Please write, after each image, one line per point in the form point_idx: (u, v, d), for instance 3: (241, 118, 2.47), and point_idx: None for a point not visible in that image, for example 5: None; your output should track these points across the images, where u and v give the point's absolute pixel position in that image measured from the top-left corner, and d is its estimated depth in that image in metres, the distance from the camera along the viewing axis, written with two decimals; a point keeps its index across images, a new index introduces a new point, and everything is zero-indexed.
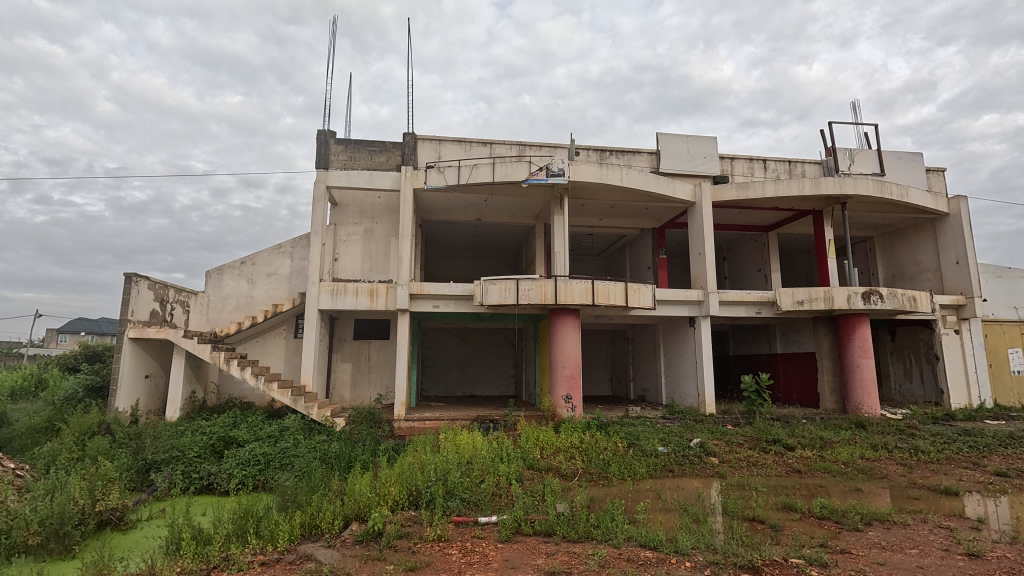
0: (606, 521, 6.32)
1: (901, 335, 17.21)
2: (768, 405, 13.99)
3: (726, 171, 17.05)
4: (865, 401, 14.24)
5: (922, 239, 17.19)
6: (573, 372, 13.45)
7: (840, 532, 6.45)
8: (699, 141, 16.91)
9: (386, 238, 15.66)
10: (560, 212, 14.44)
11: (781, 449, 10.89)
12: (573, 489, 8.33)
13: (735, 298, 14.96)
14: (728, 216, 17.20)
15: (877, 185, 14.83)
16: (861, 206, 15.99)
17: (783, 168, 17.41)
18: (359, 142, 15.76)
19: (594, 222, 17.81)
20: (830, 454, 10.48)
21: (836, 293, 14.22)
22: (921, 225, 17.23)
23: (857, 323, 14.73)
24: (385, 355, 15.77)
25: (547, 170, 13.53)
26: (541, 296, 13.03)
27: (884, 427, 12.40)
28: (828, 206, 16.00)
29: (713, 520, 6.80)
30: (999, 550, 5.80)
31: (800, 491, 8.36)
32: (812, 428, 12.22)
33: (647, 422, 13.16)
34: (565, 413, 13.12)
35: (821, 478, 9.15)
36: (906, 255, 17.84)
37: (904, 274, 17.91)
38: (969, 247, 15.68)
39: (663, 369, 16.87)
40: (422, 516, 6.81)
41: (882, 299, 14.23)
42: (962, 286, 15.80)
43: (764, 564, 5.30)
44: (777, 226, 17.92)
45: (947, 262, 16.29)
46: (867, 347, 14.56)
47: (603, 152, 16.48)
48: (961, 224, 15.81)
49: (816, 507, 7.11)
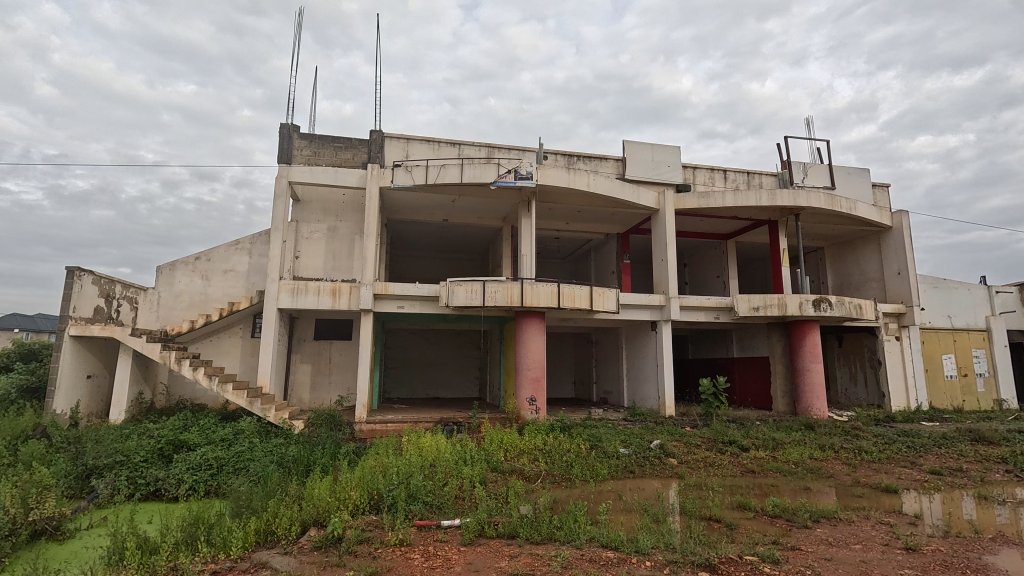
0: (569, 522, 6.37)
1: (848, 341, 18.11)
2: (724, 407, 14.44)
3: (689, 180, 17.53)
4: (814, 403, 14.92)
5: (868, 250, 18.17)
6: (538, 374, 13.51)
7: (790, 529, 6.74)
8: (663, 150, 17.32)
9: (351, 237, 15.34)
10: (528, 214, 14.52)
11: (737, 450, 11.26)
12: (535, 491, 8.36)
13: (695, 303, 15.40)
14: (690, 223, 17.71)
15: (828, 198, 15.59)
16: (813, 217, 16.76)
17: (742, 179, 18.08)
18: (323, 138, 15.37)
19: (560, 226, 17.99)
20: (782, 455, 10.92)
21: (789, 301, 14.84)
22: (867, 237, 18.21)
23: (808, 329, 15.41)
24: (347, 356, 15.44)
25: (515, 173, 13.58)
26: (507, 298, 13.07)
27: (831, 428, 13.02)
28: (783, 217, 16.69)
29: (672, 520, 6.97)
30: (933, 543, 6.18)
31: (753, 490, 8.67)
32: (765, 430, 12.71)
33: (610, 424, 13.36)
34: (529, 415, 13.18)
35: (773, 478, 9.53)
36: (853, 265, 18.82)
37: (851, 283, 18.89)
38: (910, 259, 16.68)
39: (625, 372, 17.17)
40: (384, 520, 6.68)
41: (831, 306, 14.94)
42: (903, 296, 16.77)
43: (720, 562, 5.45)
44: (735, 235, 18.56)
45: (890, 273, 17.25)
46: (816, 353, 15.27)
47: (570, 157, 16.69)
48: (903, 237, 16.81)
49: (768, 506, 7.40)
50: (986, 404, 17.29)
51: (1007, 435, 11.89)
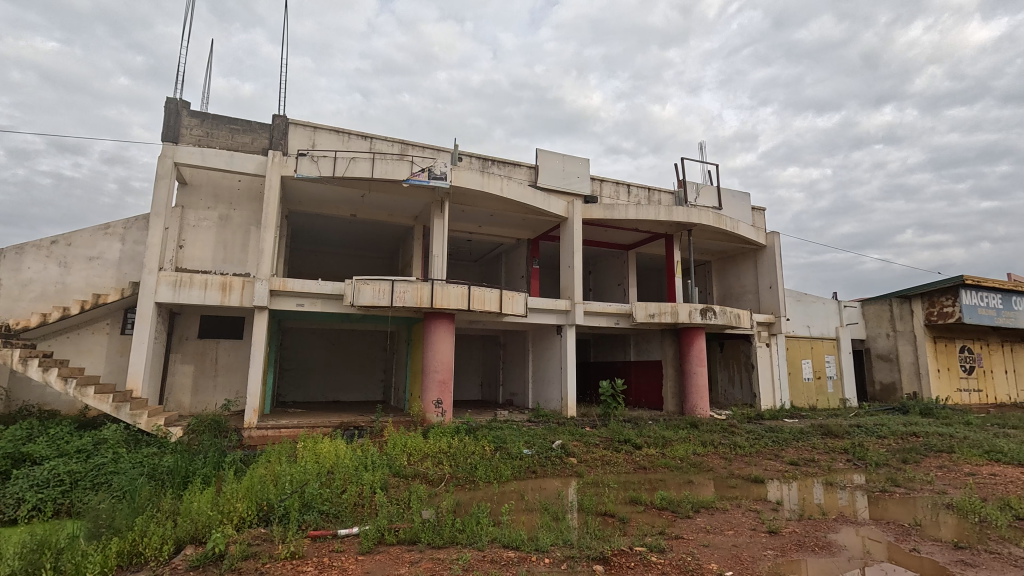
0: (471, 524, 6.39)
1: (728, 347, 20.06)
2: (621, 408, 15.32)
3: (596, 192, 18.42)
4: (698, 403, 16.33)
5: (746, 265, 20.28)
6: (445, 377, 13.40)
7: (675, 520, 7.31)
8: (573, 161, 18.03)
9: (245, 228, 14.17)
10: (440, 215, 14.38)
11: (630, 448, 11.99)
12: (438, 495, 8.26)
13: (598, 309, 16.18)
14: (595, 233, 18.59)
15: (716, 217, 17.20)
16: (702, 233, 18.38)
17: (643, 195, 19.35)
18: (218, 118, 14.06)
19: (472, 229, 18.03)
20: (670, 451, 11.81)
21: (680, 309, 16.11)
22: (746, 253, 20.32)
23: (695, 335, 16.85)
24: (236, 356, 14.21)
25: (429, 172, 13.39)
26: (417, 299, 12.83)
27: (711, 426, 14.33)
28: (677, 232, 18.11)
29: (570, 517, 7.25)
30: (790, 526, 7.03)
31: (644, 485, 9.27)
32: (656, 428, 13.67)
33: (514, 426, 13.60)
34: (434, 418, 13.02)
35: (661, 473, 10.28)
36: (734, 278, 20.90)
37: (732, 294, 20.98)
38: (780, 275, 18.87)
39: (531, 374, 17.59)
40: (273, 532, 6.23)
41: (715, 315, 16.46)
42: (773, 307, 18.92)
43: (613, 555, 5.76)
44: (636, 246, 19.80)
45: (763, 286, 19.39)
46: (701, 357, 16.72)
47: (484, 161, 16.81)
48: (775, 256, 18.99)
49: (657, 499, 7.96)
50: (834, 403, 19.97)
51: (849, 429, 13.83)
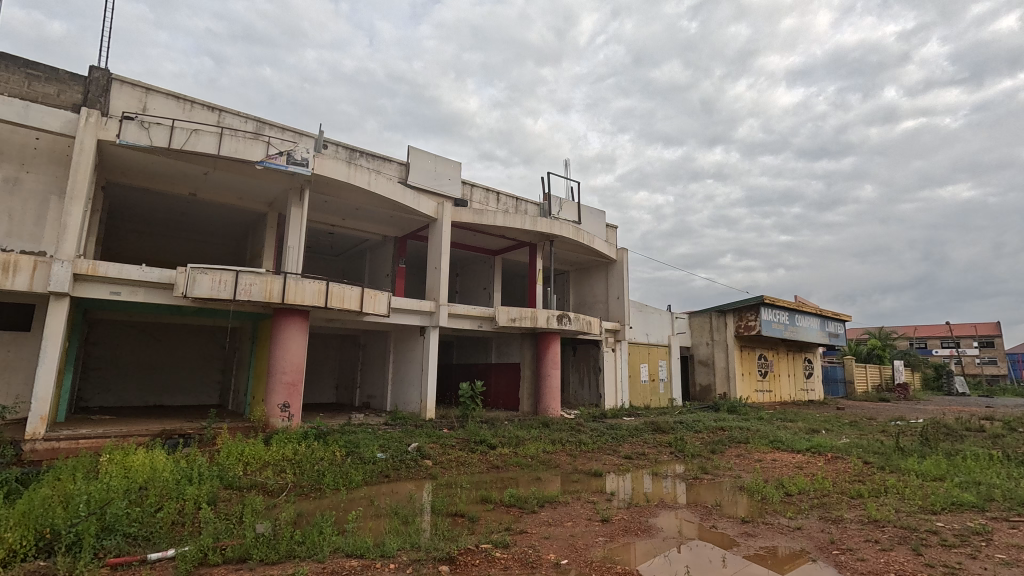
0: (313, 535, 6.01)
1: (580, 351, 21.66)
2: (479, 409, 15.63)
3: (466, 196, 18.63)
4: (551, 404, 17.37)
5: (599, 277, 22.15)
6: (294, 378, 12.43)
7: (521, 515, 7.68)
8: (445, 163, 18.02)
9: (42, 196, 11.66)
10: (298, 204, 13.34)
11: (485, 448, 12.30)
12: (277, 506, 7.62)
13: (462, 312, 16.35)
14: (464, 236, 18.79)
15: (575, 231, 18.54)
16: (562, 245, 19.63)
17: (511, 203, 20.05)
18: (9, 58, 11.39)
19: (335, 221, 17.03)
20: (522, 450, 12.38)
21: (539, 314, 16.99)
22: (599, 266, 22.19)
23: (551, 340, 17.89)
24: (19, 353, 11.59)
25: (288, 156, 12.36)
26: (265, 293, 11.73)
27: (561, 425, 15.33)
28: (541, 242, 19.10)
29: (420, 520, 7.21)
30: (620, 513, 7.82)
31: (495, 484, 9.59)
32: (511, 428, 14.23)
33: (369, 429, 13.10)
34: (279, 423, 12.00)
35: (512, 471, 10.72)
36: (588, 288, 22.69)
37: (585, 302, 22.77)
38: (626, 287, 20.94)
39: (390, 376, 17.13)
40: (57, 565, 5.18)
41: (570, 321, 17.67)
42: (619, 316, 20.91)
43: (459, 554, 5.86)
44: (502, 252, 20.43)
45: (612, 297, 21.34)
46: (556, 360, 17.81)
47: (352, 151, 16.02)
48: (623, 269, 21.04)
49: (506, 497, 8.29)
50: (664, 402, 22.64)
51: (673, 425, 15.81)
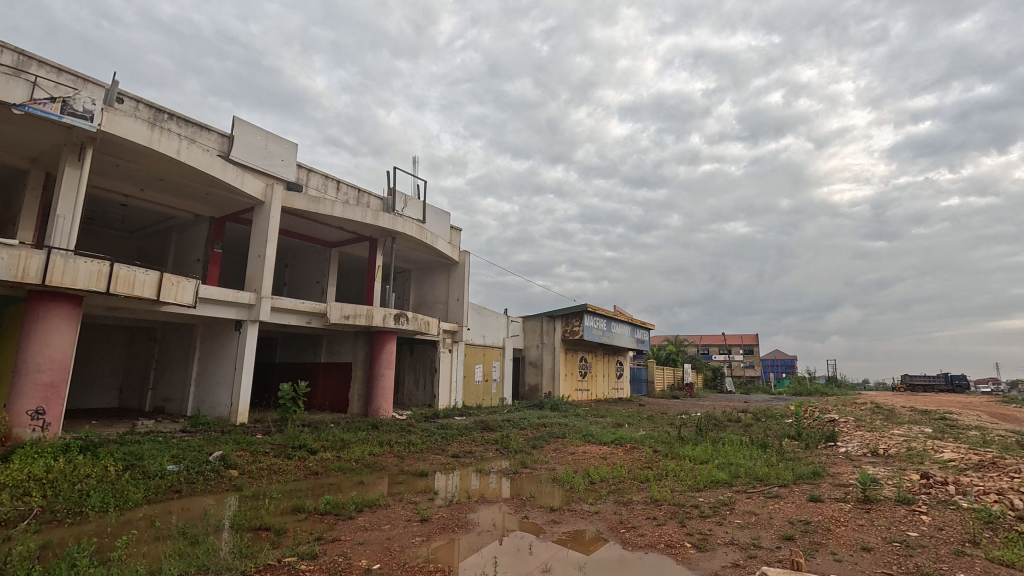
0: (60, 570, 4.89)
1: (416, 351, 21.46)
2: (301, 412, 14.44)
3: (301, 180, 17.17)
4: (382, 405, 16.88)
5: (440, 277, 22.29)
6: (54, 379, 10.05)
7: (336, 523, 7.28)
8: (278, 142, 16.36)
9: None
10: (76, 164, 10.88)
11: (304, 454, 11.42)
12: (11, 539, 6.04)
13: (288, 306, 14.98)
14: (296, 224, 17.28)
15: (418, 229, 18.41)
16: (405, 242, 19.29)
17: (352, 194, 19.02)
18: None
19: (130, 191, 14.30)
20: (346, 454, 11.76)
21: (375, 312, 16.38)
22: (441, 267, 22.33)
23: (388, 339, 17.38)
24: None
25: (63, 104, 10.00)
26: (16, 272, 9.30)
27: (391, 426, 14.97)
28: (382, 238, 18.50)
29: (215, 538, 6.37)
30: (440, 512, 7.89)
31: (312, 492, 8.95)
32: (335, 431, 13.45)
33: (159, 438, 11.21)
34: (28, 435, 9.60)
35: (334, 477, 10.13)
36: (429, 288, 22.68)
37: (425, 302, 22.75)
38: (466, 289, 21.40)
39: (194, 375, 14.92)
40: None
41: (407, 321, 17.39)
42: (458, 317, 21.25)
43: (257, 572, 5.33)
44: (339, 245, 19.29)
45: (452, 298, 21.60)
46: (391, 360, 17.33)
47: (158, 112, 13.65)
48: (464, 272, 21.48)
49: (321, 505, 7.77)
50: (495, 400, 23.51)
51: (501, 423, 16.54)
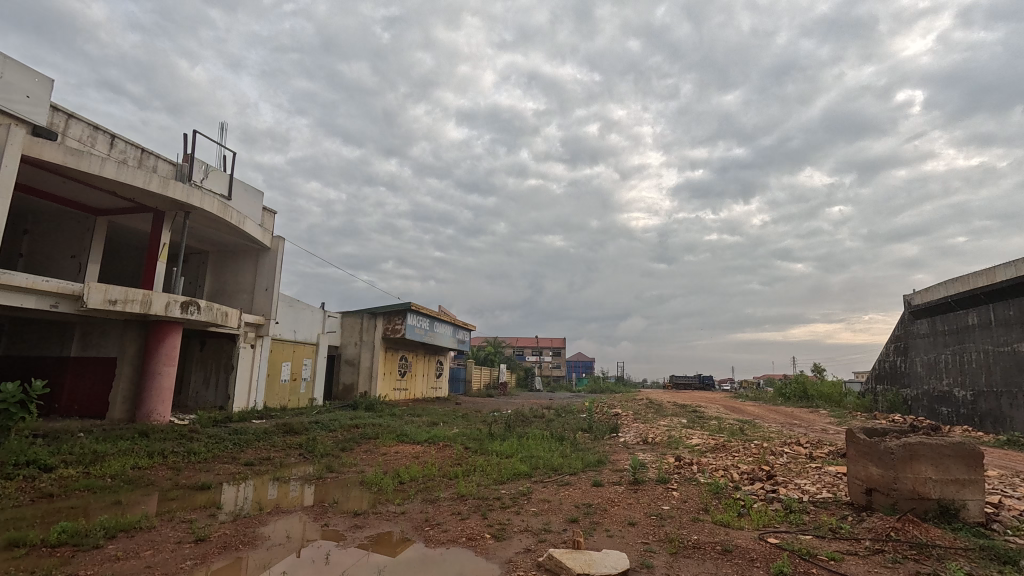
0: None
1: (209, 346, 18.64)
2: (32, 420, 11.33)
3: (56, 127, 13.57)
4: (156, 408, 14.21)
5: (246, 264, 19.82)
6: None
7: (73, 556, 5.84)
8: (24, 73, 12.61)
9: None
10: None
11: (34, 472, 8.97)
12: None
13: (21, 284, 11.67)
14: (45, 181, 13.61)
15: (220, 206, 16.15)
16: (202, 220, 16.65)
17: (133, 154, 15.61)
18: None
19: None
20: (98, 469, 9.59)
21: (154, 298, 13.71)
22: (248, 252, 19.86)
23: (170, 331, 14.72)
24: None
25: None
26: None
27: (166, 433, 12.66)
28: (171, 211, 15.65)
29: None
30: (221, 529, 6.93)
31: (41, 520, 7.07)
32: (85, 442, 10.88)
33: None
34: None
35: (77, 498, 8.16)
36: (230, 275, 20.02)
37: (225, 290, 20.02)
38: (277, 279, 19.33)
39: None
40: None
41: (198, 310, 15.00)
42: (264, 309, 19.06)
43: None
44: (109, 213, 15.77)
45: (259, 288, 19.34)
46: (172, 356, 14.71)
47: None
48: (275, 259, 19.44)
49: (51, 536, 6.17)
50: (303, 402, 21.32)
51: (308, 426, 15.29)
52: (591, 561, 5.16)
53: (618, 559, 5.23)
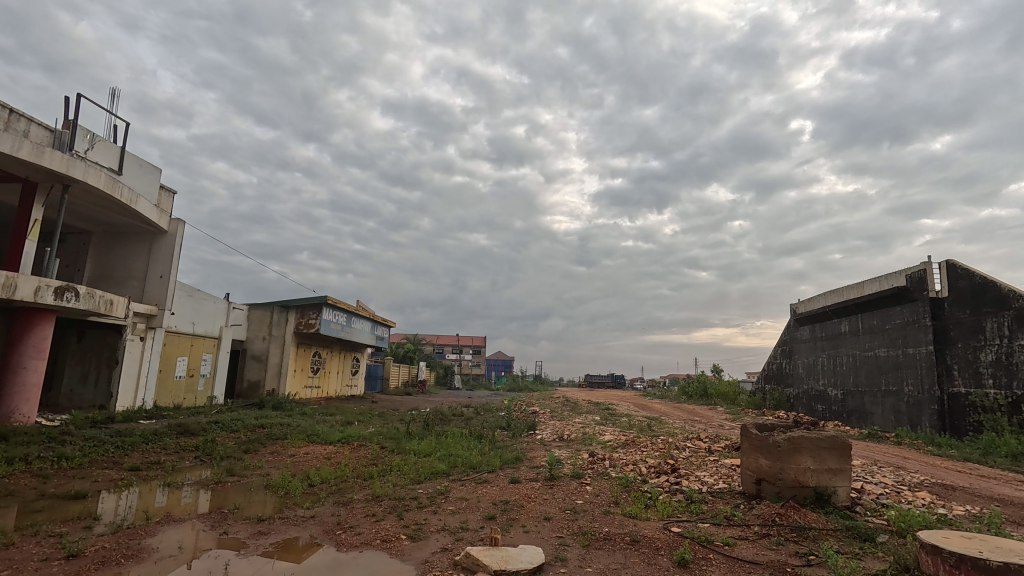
0: None
1: (89, 338, 16.58)
2: None
3: None
4: (19, 408, 12.37)
5: (137, 248, 17.88)
6: None
7: None
8: None
9: None
10: None
11: None
12: None
13: None
14: None
15: (108, 181, 14.53)
16: (85, 196, 14.81)
17: None
18: None
19: None
20: None
21: (21, 282, 11.95)
22: (140, 235, 17.94)
23: (40, 320, 12.92)
24: None
25: None
26: None
27: (31, 436, 11.06)
28: (47, 184, 13.75)
29: None
30: (98, 542, 6.18)
31: None
32: None
33: None
34: None
35: None
36: (119, 260, 17.96)
37: (111, 277, 17.94)
38: (175, 266, 17.65)
39: None
40: None
41: (77, 298, 13.29)
42: (158, 298, 17.32)
43: None
44: None
45: (153, 275, 17.54)
46: (42, 348, 12.91)
47: None
48: (174, 243, 17.75)
49: None
50: (201, 401, 19.57)
51: (206, 426, 14.06)
52: (508, 557, 5.23)
53: (534, 554, 5.34)
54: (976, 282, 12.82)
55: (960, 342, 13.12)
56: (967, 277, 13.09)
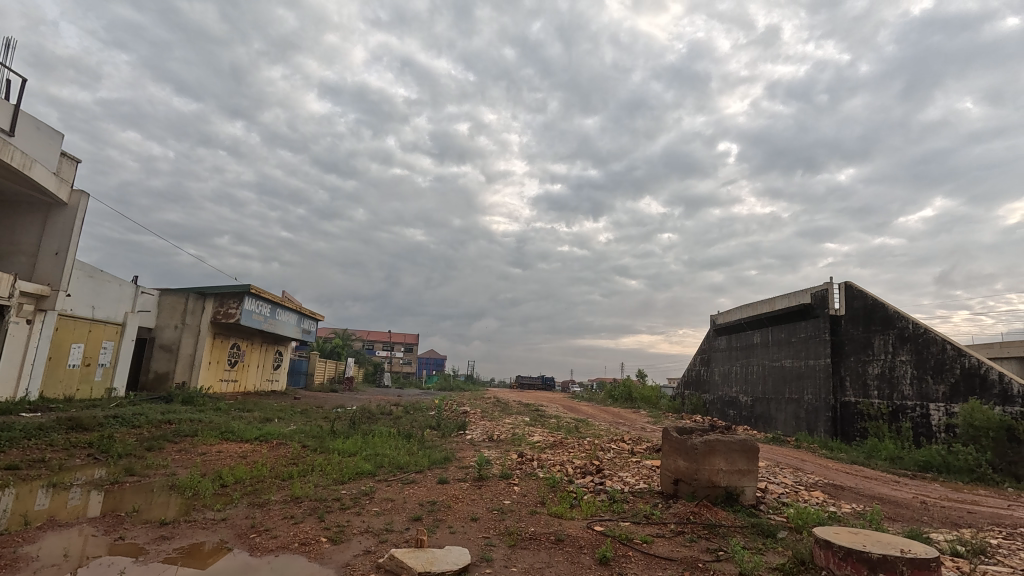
0: None
1: None
2: None
3: None
4: None
5: (29, 220, 15.94)
6: None
7: None
8: None
9: None
10: None
11: None
12: None
13: None
14: None
15: None
16: None
17: None
18: None
19: None
20: None
21: None
22: (33, 205, 16.01)
23: None
24: None
25: None
26: None
27: None
28: None
29: None
30: None
31: None
32: None
33: None
34: None
35: None
36: (4, 231, 15.95)
37: None
38: (74, 243, 15.86)
39: None
40: None
41: None
42: (51, 277, 15.53)
43: None
44: None
45: (46, 251, 15.70)
46: None
47: None
48: (74, 217, 15.94)
49: None
50: (97, 392, 17.72)
51: (102, 421, 12.79)
52: (433, 558, 5.17)
53: (459, 554, 5.33)
54: (868, 302, 14.30)
55: (852, 356, 14.56)
56: (861, 298, 14.56)
